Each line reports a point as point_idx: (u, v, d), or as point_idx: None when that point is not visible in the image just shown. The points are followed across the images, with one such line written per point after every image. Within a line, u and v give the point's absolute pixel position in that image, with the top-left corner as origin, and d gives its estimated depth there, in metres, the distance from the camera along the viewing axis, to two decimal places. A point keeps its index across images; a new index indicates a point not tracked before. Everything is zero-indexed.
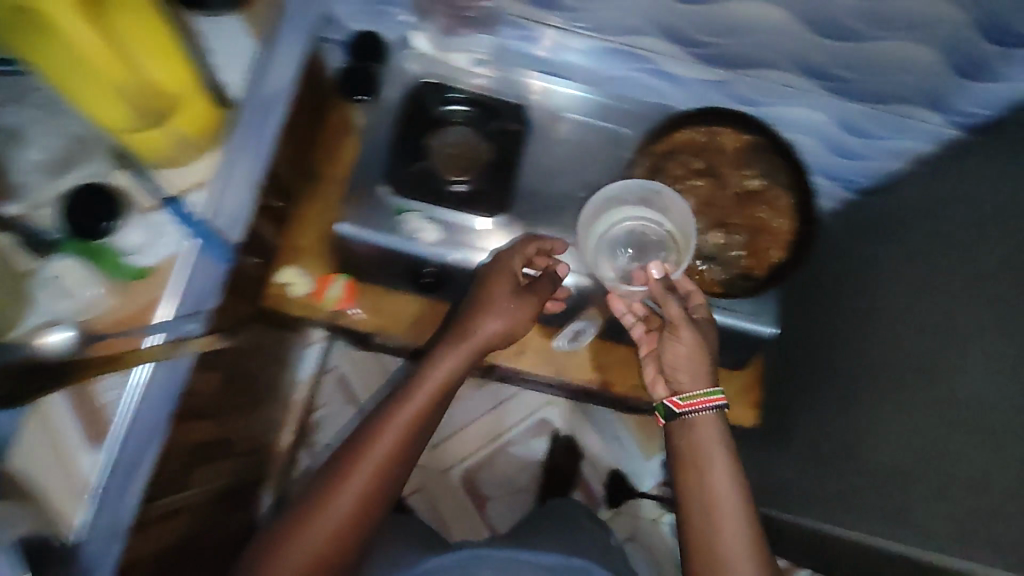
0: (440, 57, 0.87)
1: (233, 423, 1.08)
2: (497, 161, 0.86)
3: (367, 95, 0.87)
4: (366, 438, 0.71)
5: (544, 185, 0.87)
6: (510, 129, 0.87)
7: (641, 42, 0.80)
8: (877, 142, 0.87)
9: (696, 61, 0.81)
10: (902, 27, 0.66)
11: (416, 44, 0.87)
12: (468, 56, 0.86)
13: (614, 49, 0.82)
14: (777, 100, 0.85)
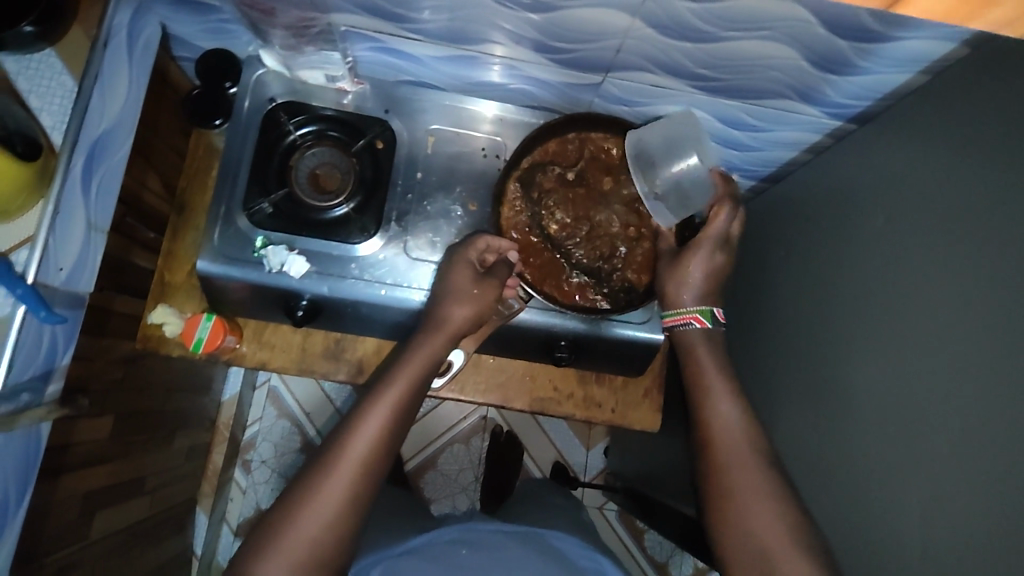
0: (296, 77, 0.81)
1: (137, 461, 1.01)
2: (367, 178, 0.81)
3: (225, 119, 0.87)
4: (343, 432, 0.64)
5: (414, 203, 0.83)
6: (377, 147, 0.82)
7: (490, 50, 0.76)
8: (767, 136, 0.88)
9: (560, 67, 0.77)
10: (756, 27, 0.64)
11: (267, 65, 0.81)
12: (322, 73, 0.80)
13: (470, 57, 0.78)
14: (655, 102, 0.83)
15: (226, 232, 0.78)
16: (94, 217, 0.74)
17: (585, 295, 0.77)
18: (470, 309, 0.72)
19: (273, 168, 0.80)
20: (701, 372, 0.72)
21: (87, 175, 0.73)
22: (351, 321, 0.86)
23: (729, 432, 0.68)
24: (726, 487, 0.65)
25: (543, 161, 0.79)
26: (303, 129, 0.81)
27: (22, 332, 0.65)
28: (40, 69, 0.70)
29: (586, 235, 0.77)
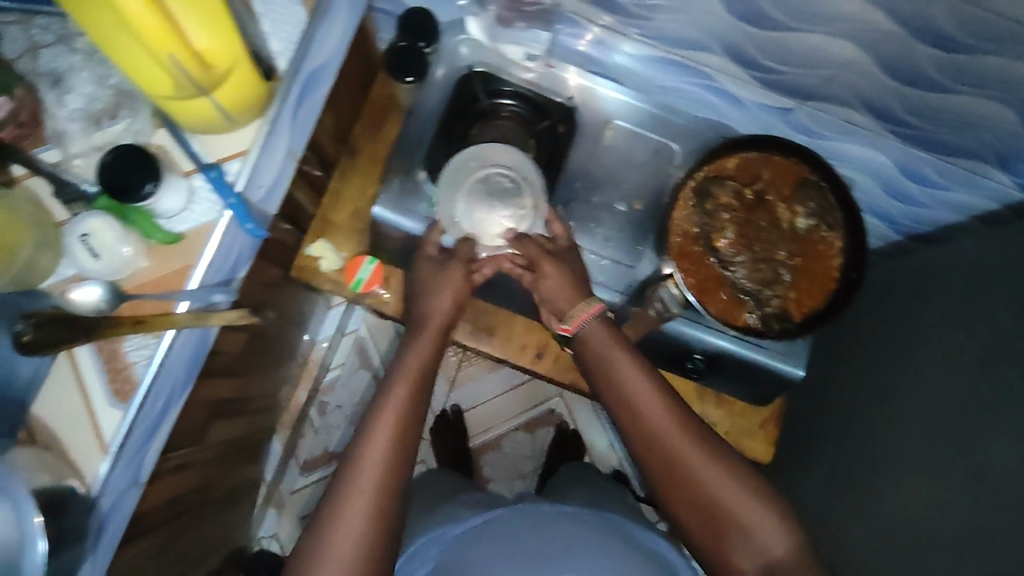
0: (496, 47, 0.84)
1: (251, 379, 1.05)
2: (543, 158, 0.83)
3: (413, 77, 0.84)
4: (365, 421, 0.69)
5: (582, 191, 0.84)
6: (558, 131, 0.84)
7: (696, 57, 0.77)
8: (938, 193, 0.86)
9: (760, 86, 0.78)
10: (991, 85, 0.65)
11: (471, 32, 0.83)
12: (523, 49, 0.82)
13: (675, 61, 0.79)
14: (838, 137, 0.82)
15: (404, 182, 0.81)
16: (294, 144, 0.77)
17: (740, 313, 0.78)
18: (450, 299, 0.77)
19: (458, 131, 0.83)
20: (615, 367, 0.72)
21: (299, 105, 0.75)
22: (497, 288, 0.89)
23: (665, 427, 0.68)
24: (671, 463, 0.67)
25: (726, 171, 0.79)
26: (492, 98, 0.83)
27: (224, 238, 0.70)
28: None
29: (752, 254, 0.78)
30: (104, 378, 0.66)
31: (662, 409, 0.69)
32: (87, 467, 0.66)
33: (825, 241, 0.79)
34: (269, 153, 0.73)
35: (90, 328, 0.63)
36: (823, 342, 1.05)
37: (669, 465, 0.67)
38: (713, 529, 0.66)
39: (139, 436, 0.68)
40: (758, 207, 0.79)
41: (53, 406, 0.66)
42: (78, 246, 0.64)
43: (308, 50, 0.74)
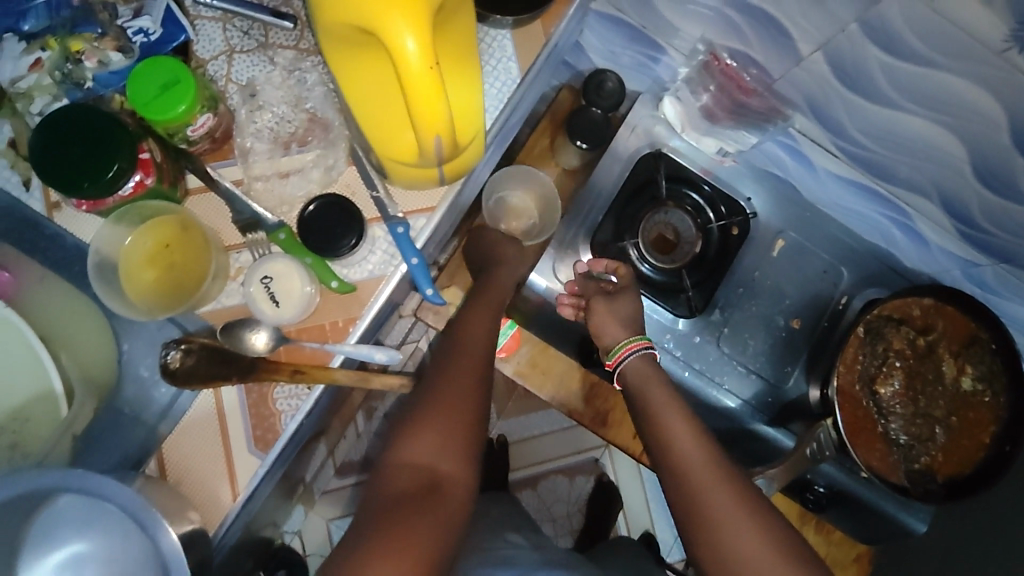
0: (687, 135, 0.80)
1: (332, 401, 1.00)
2: (710, 257, 0.79)
3: (587, 143, 0.80)
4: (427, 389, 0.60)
5: (742, 299, 0.81)
6: (731, 233, 0.79)
7: (902, 195, 0.74)
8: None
9: (958, 236, 0.74)
10: None
11: (665, 115, 0.80)
12: (718, 143, 0.79)
13: (874, 190, 0.76)
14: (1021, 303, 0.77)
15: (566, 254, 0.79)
16: (468, 198, 0.73)
17: (887, 463, 0.75)
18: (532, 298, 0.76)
19: (630, 212, 0.80)
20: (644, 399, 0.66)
21: (485, 161, 0.71)
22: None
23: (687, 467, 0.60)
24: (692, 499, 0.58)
25: (894, 312, 0.76)
26: (671, 187, 0.80)
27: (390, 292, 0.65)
28: (495, 40, 0.67)
29: (910, 406, 0.76)
30: (247, 420, 0.61)
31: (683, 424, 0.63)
32: (211, 512, 0.60)
33: (987, 412, 0.75)
34: (448, 213, 0.68)
35: (244, 370, 0.59)
36: None
37: (692, 494, 0.58)
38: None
39: (266, 480, 0.63)
40: (917, 358, 0.77)
41: (189, 438, 0.61)
42: (257, 288, 0.61)
43: (511, 109, 0.69)
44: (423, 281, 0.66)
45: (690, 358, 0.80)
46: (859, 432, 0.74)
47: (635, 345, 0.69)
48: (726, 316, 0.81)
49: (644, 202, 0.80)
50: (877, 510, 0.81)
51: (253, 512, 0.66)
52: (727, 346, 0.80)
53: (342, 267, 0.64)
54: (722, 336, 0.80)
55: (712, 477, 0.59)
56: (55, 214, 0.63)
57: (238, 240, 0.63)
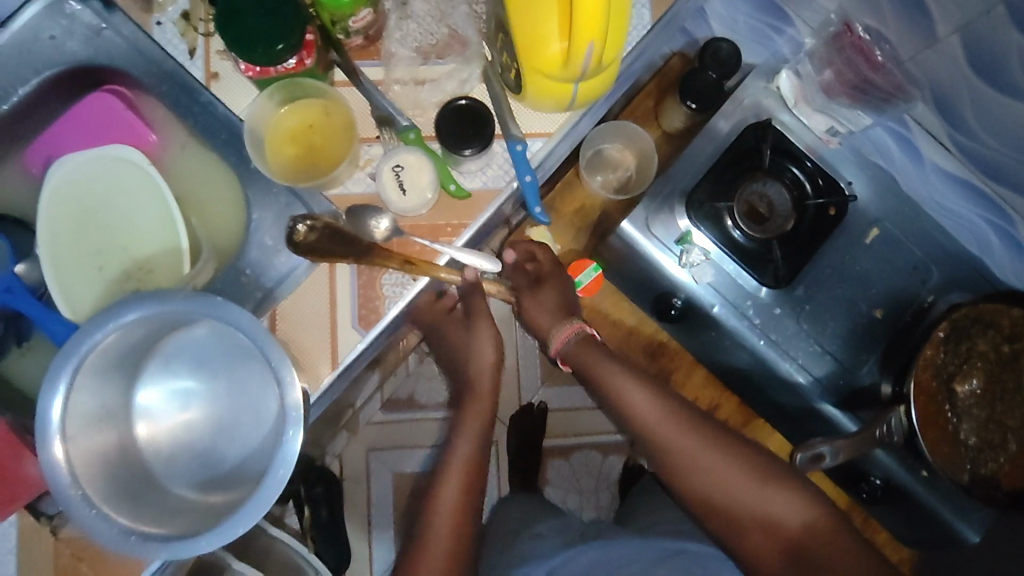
0: (799, 111, 0.82)
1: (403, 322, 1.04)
2: (803, 233, 0.80)
3: (698, 104, 0.84)
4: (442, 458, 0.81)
5: (830, 281, 0.81)
6: (828, 213, 0.80)
7: (1009, 197, 0.74)
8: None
9: None
10: None
11: (780, 90, 0.82)
12: (829, 121, 0.81)
13: (979, 189, 0.76)
14: None
15: (659, 207, 0.82)
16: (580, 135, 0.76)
17: (955, 460, 0.74)
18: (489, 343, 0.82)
19: (730, 177, 0.81)
20: (590, 362, 0.80)
21: (604, 103, 0.75)
22: (707, 336, 0.87)
23: (653, 419, 0.76)
24: (671, 455, 0.75)
25: (985, 315, 0.75)
26: (772, 159, 0.81)
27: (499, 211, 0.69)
28: None
29: (987, 410, 0.76)
30: (356, 296, 0.66)
31: (641, 388, 0.78)
32: (311, 374, 0.65)
33: None
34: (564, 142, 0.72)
35: (360, 252, 0.63)
36: None
37: (667, 446, 0.75)
38: (721, 513, 0.72)
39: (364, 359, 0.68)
40: (999, 366, 0.76)
41: (301, 303, 0.66)
42: (387, 175, 0.66)
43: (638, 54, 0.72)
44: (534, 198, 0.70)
45: (764, 329, 0.82)
46: (927, 427, 0.74)
47: (570, 328, 0.81)
48: (807, 295, 0.81)
49: (746, 170, 0.81)
50: (929, 512, 0.80)
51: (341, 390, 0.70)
52: (804, 324, 0.81)
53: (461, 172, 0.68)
54: (800, 311, 0.81)
55: (682, 424, 0.76)
56: (212, 84, 0.69)
57: (372, 133, 0.68)
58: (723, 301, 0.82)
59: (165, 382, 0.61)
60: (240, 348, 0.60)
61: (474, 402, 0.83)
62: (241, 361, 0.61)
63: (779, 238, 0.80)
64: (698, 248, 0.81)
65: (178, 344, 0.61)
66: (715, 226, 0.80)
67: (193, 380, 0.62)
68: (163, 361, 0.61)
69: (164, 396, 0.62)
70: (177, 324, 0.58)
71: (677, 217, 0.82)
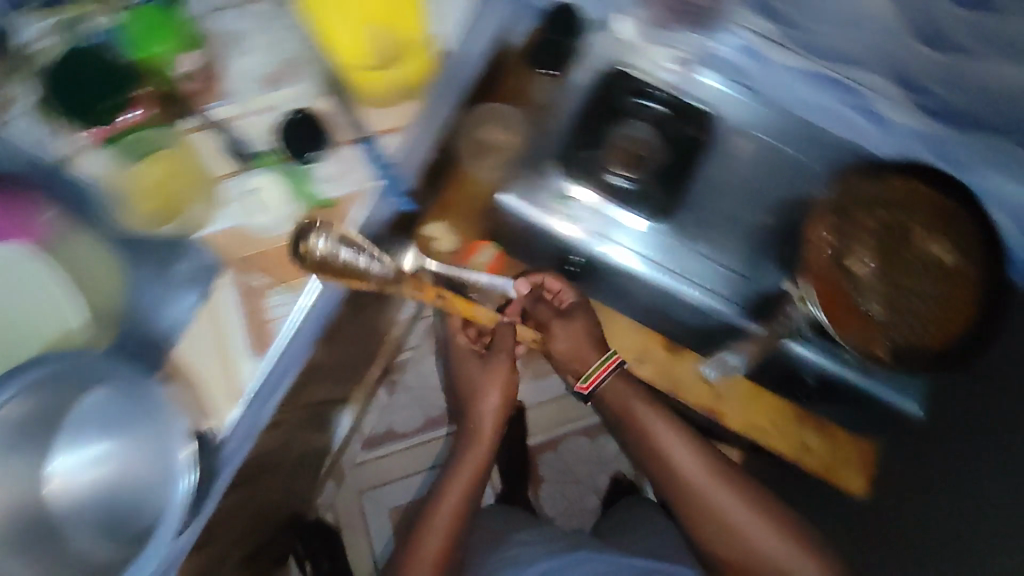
0: (641, 49, 0.84)
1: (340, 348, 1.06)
2: (673, 164, 0.85)
3: None
4: (447, 476, 0.91)
5: None
6: (693, 136, 0.85)
7: (858, 76, 0.75)
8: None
9: (911, 101, 0.74)
10: None
11: (622, 33, 0.83)
12: (670, 52, 0.84)
13: (831, 78, 0.77)
14: (993, 172, 0.73)
15: (537, 171, 0.85)
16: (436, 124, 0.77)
17: (872, 336, 0.75)
18: (497, 393, 0.93)
19: (596, 130, 0.84)
20: (629, 408, 0.87)
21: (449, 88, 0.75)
22: (620, 284, 0.90)
23: (690, 475, 0.83)
24: (682, 480, 0.83)
25: (866, 192, 0.77)
26: (630, 101, 0.85)
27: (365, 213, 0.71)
28: None
29: (889, 282, 0.77)
30: (249, 323, 0.68)
31: (695, 457, 0.84)
32: (219, 413, 0.66)
33: (970, 275, 0.73)
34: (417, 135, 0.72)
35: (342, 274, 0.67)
36: None
37: (696, 490, 0.82)
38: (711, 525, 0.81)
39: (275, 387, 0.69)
40: (891, 237, 0.77)
41: (195, 348, 0.67)
42: (242, 199, 0.70)
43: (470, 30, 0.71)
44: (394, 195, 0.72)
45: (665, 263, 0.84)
46: (836, 311, 0.75)
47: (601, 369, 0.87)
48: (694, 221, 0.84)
49: (608, 117, 0.84)
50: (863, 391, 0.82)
51: (258, 429, 0.70)
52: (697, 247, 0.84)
53: (320, 185, 0.69)
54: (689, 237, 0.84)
55: (710, 478, 0.83)
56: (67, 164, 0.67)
57: (227, 170, 0.70)
58: (612, 245, 0.86)
59: (65, 450, 0.61)
60: (130, 408, 0.59)
61: (475, 445, 0.93)
62: (138, 426, 0.59)
63: (654, 171, 0.84)
64: (581, 203, 0.86)
65: (77, 411, 0.60)
66: (592, 176, 0.85)
67: (89, 445, 0.61)
68: (59, 430, 0.60)
69: (64, 462, 0.61)
70: (65, 392, 0.58)
71: (574, 186, 0.85)
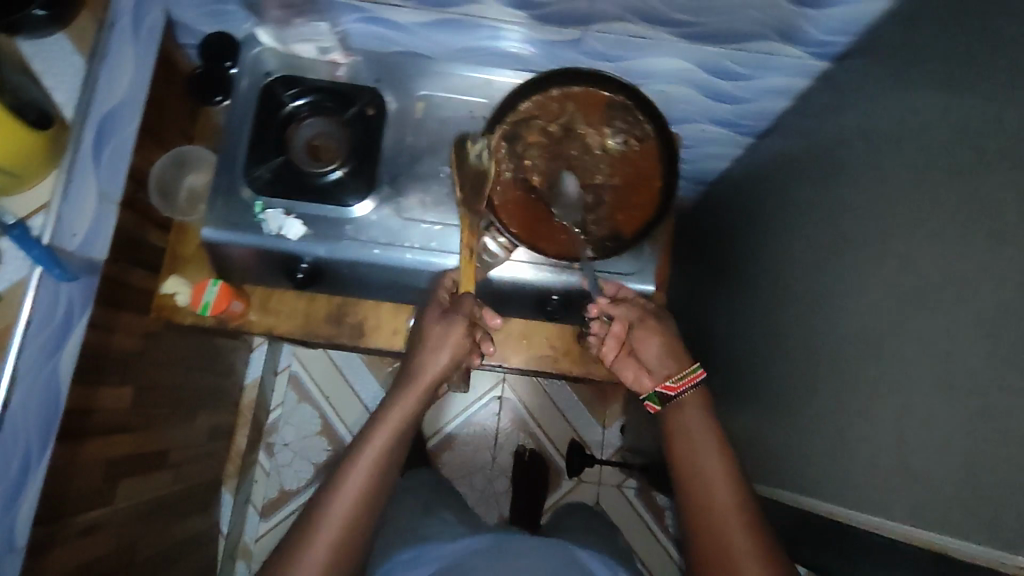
0: (290, 51, 0.85)
1: (158, 432, 1.07)
2: (358, 145, 0.84)
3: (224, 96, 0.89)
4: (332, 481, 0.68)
5: (405, 165, 0.85)
6: (368, 115, 0.84)
7: (472, 12, 0.79)
8: (749, 106, 0.93)
9: (542, 22, 0.80)
10: None
11: (264, 41, 0.84)
12: (314, 45, 0.85)
13: (454, 20, 0.81)
14: (641, 54, 0.82)
15: (229, 199, 0.81)
16: (108, 190, 0.80)
17: (570, 241, 0.79)
18: (449, 355, 0.75)
19: (270, 137, 0.83)
20: (697, 431, 0.74)
21: (107, 155, 0.79)
22: (351, 283, 0.88)
23: (717, 485, 0.69)
24: (697, 474, 0.71)
25: (533, 111, 0.80)
26: (291, 101, 0.84)
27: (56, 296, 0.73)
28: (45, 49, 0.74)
29: (568, 183, 0.80)
30: None
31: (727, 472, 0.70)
32: None
33: (650, 156, 0.80)
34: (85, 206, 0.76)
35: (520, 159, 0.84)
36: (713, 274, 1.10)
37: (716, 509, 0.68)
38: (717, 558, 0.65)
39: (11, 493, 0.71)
40: (565, 144, 0.81)
41: None
42: None
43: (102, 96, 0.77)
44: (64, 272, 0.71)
45: None
46: (537, 229, 0.79)
47: (682, 385, 0.77)
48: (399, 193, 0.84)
49: (278, 124, 0.83)
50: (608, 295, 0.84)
51: (21, 534, 0.72)
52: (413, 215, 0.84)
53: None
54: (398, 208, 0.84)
55: (735, 503, 0.68)
56: None
57: None
58: (326, 245, 0.82)
59: None
60: None
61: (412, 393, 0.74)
62: None
63: (343, 159, 0.83)
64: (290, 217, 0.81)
65: None
66: (283, 183, 0.82)
67: None
68: None
69: None
70: None
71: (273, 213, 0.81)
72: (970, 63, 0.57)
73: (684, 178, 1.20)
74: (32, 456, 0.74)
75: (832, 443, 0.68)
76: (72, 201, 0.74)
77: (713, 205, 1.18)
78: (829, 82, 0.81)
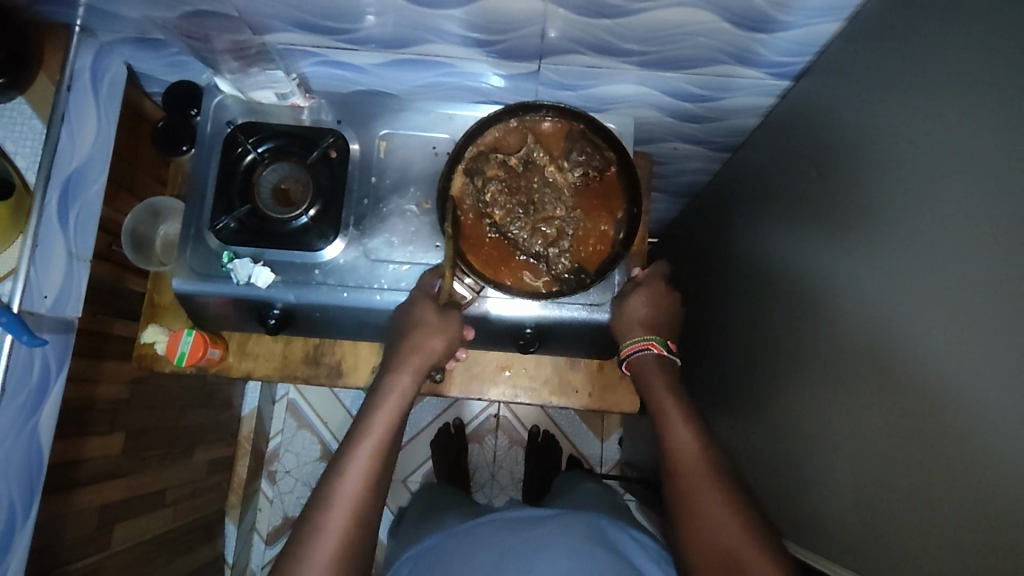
0: (250, 97, 0.85)
1: (155, 473, 1.09)
2: (324, 187, 0.83)
3: (188, 144, 0.88)
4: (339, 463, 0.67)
5: (370, 206, 0.84)
6: (331, 157, 0.84)
7: (428, 51, 0.79)
8: (721, 125, 0.92)
9: (500, 58, 0.79)
10: None
11: (224, 90, 0.84)
12: (272, 92, 0.83)
13: (412, 59, 0.81)
14: (599, 82, 0.83)
15: (198, 251, 0.82)
16: (77, 250, 0.81)
17: (530, 278, 0.79)
18: (443, 338, 0.74)
19: (236, 185, 0.83)
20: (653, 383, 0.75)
21: (74, 215, 0.80)
22: (324, 326, 0.89)
23: (690, 465, 0.68)
24: (662, 418, 0.72)
25: (499, 134, 0.80)
26: (251, 150, 0.83)
27: (23, 353, 0.74)
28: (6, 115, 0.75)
29: (527, 217, 0.79)
30: None
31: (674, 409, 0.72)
32: None
33: (612, 186, 0.80)
34: (54, 268, 0.77)
35: (495, 161, 0.79)
36: (705, 293, 1.08)
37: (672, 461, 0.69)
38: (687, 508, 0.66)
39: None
40: (531, 175, 0.80)
41: None
42: None
43: (66, 156, 0.77)
44: (31, 335, 0.69)
45: None
46: (499, 268, 0.79)
47: (635, 346, 0.78)
48: (365, 233, 0.83)
49: (242, 172, 0.83)
50: (590, 329, 0.83)
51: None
52: (382, 255, 0.83)
53: None
54: (366, 246, 0.83)
55: (688, 453, 0.69)
56: None
57: None
58: (293, 291, 0.82)
59: None
60: None
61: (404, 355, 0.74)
62: None
63: (307, 203, 0.82)
64: (261, 265, 0.81)
65: None
66: (252, 232, 0.82)
67: None
68: None
69: None
70: None
71: (240, 265, 0.80)
72: (934, 91, 0.56)
73: (665, 193, 1.19)
74: (19, 513, 0.75)
75: (834, 474, 0.68)
76: (40, 265, 0.75)
77: (696, 219, 1.16)
78: (794, 101, 0.81)
